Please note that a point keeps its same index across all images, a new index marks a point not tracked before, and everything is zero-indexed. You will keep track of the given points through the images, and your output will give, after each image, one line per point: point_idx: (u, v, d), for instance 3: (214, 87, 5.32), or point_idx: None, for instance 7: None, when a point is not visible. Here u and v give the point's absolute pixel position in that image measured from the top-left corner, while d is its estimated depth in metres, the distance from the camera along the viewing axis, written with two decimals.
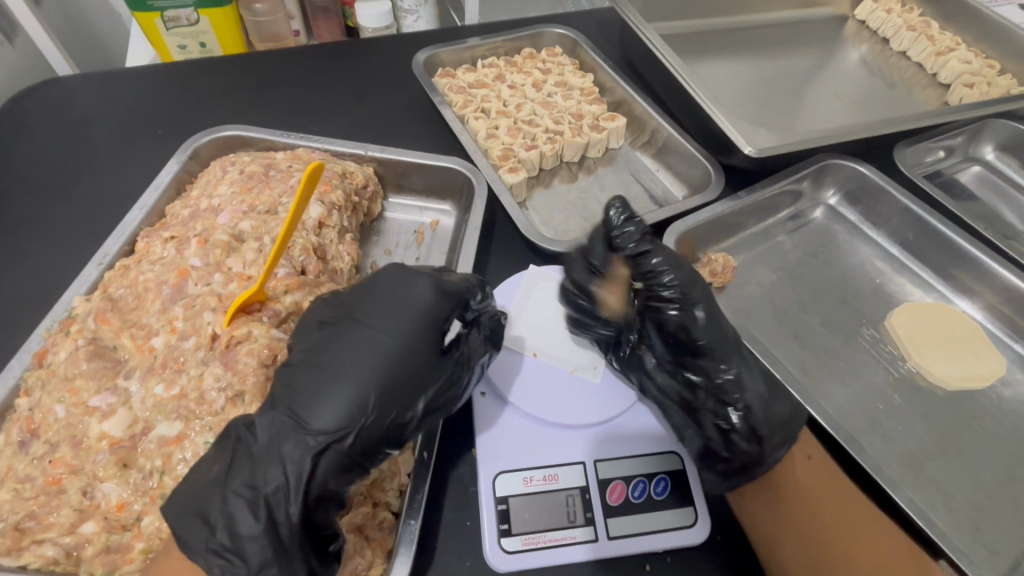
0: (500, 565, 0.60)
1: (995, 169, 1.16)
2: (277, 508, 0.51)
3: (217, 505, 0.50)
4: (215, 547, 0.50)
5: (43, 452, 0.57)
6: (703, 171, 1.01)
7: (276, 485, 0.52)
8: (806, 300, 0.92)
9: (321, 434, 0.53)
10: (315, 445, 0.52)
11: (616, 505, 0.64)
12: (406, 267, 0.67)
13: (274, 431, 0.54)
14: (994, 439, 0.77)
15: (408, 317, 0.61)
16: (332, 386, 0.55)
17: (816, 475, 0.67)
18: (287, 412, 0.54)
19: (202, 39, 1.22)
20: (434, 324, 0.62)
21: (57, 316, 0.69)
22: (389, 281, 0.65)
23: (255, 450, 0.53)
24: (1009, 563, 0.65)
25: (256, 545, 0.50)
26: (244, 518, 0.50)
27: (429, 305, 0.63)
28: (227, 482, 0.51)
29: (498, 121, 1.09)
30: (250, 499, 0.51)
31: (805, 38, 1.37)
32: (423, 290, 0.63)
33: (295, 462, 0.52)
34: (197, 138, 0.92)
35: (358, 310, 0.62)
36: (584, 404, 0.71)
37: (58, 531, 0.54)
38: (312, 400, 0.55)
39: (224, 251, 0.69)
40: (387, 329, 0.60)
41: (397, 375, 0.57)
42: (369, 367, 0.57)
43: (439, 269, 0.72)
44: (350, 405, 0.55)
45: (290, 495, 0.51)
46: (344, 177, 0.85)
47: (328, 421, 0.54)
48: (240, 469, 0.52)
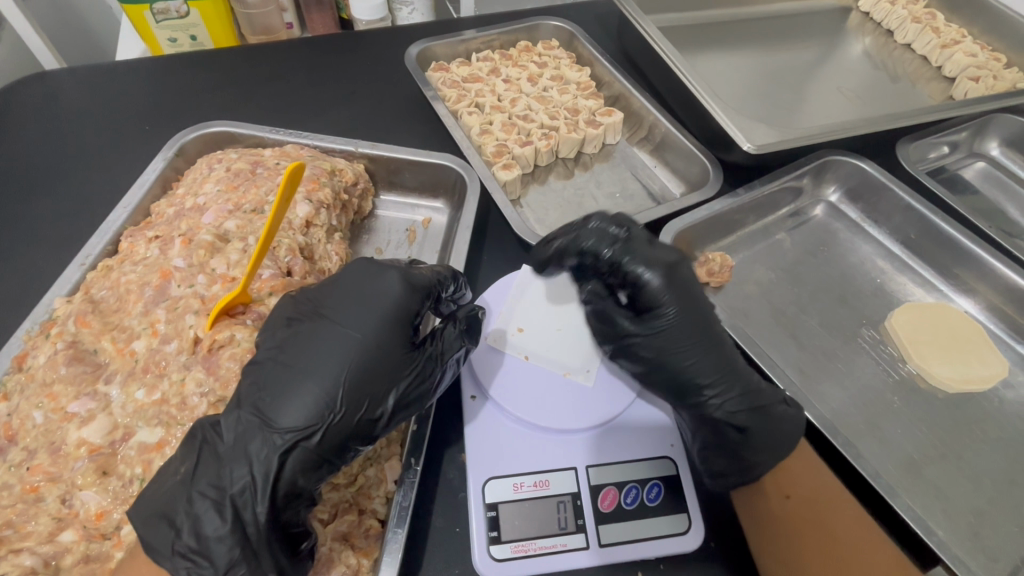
0: (489, 573, 0.59)
1: (1001, 164, 1.14)
2: (244, 508, 0.51)
3: (184, 508, 0.50)
4: (182, 548, 0.49)
5: (21, 459, 0.56)
6: (701, 168, 0.98)
7: (242, 484, 0.51)
8: (805, 300, 0.90)
9: (288, 432, 0.52)
10: (282, 443, 0.51)
11: (608, 512, 0.63)
12: (375, 259, 0.65)
13: (240, 430, 0.52)
14: (995, 442, 0.76)
15: (377, 312, 0.60)
16: (297, 383, 0.54)
17: (804, 471, 0.65)
18: (253, 411, 0.53)
19: (192, 32, 1.20)
20: (401, 317, 0.61)
21: (37, 318, 0.67)
22: (358, 274, 0.63)
23: (221, 449, 0.52)
24: (1009, 569, 0.64)
25: (222, 546, 0.49)
26: (210, 518, 0.50)
27: (397, 297, 0.61)
28: (192, 482, 0.51)
29: (493, 116, 1.07)
30: (216, 499, 0.50)
31: (807, 30, 1.34)
32: (391, 282, 0.62)
33: (262, 462, 0.51)
34: (184, 134, 0.91)
35: (325, 306, 0.60)
36: (575, 407, 0.69)
37: (36, 539, 0.52)
38: (277, 398, 0.53)
39: (208, 252, 0.67)
40: (354, 324, 0.58)
41: (367, 370, 0.56)
42: (336, 363, 0.55)
43: (411, 261, 0.71)
44: (316, 401, 0.53)
45: (257, 494, 0.51)
46: (332, 174, 0.83)
47: (295, 419, 0.52)
48: (205, 469, 0.51)
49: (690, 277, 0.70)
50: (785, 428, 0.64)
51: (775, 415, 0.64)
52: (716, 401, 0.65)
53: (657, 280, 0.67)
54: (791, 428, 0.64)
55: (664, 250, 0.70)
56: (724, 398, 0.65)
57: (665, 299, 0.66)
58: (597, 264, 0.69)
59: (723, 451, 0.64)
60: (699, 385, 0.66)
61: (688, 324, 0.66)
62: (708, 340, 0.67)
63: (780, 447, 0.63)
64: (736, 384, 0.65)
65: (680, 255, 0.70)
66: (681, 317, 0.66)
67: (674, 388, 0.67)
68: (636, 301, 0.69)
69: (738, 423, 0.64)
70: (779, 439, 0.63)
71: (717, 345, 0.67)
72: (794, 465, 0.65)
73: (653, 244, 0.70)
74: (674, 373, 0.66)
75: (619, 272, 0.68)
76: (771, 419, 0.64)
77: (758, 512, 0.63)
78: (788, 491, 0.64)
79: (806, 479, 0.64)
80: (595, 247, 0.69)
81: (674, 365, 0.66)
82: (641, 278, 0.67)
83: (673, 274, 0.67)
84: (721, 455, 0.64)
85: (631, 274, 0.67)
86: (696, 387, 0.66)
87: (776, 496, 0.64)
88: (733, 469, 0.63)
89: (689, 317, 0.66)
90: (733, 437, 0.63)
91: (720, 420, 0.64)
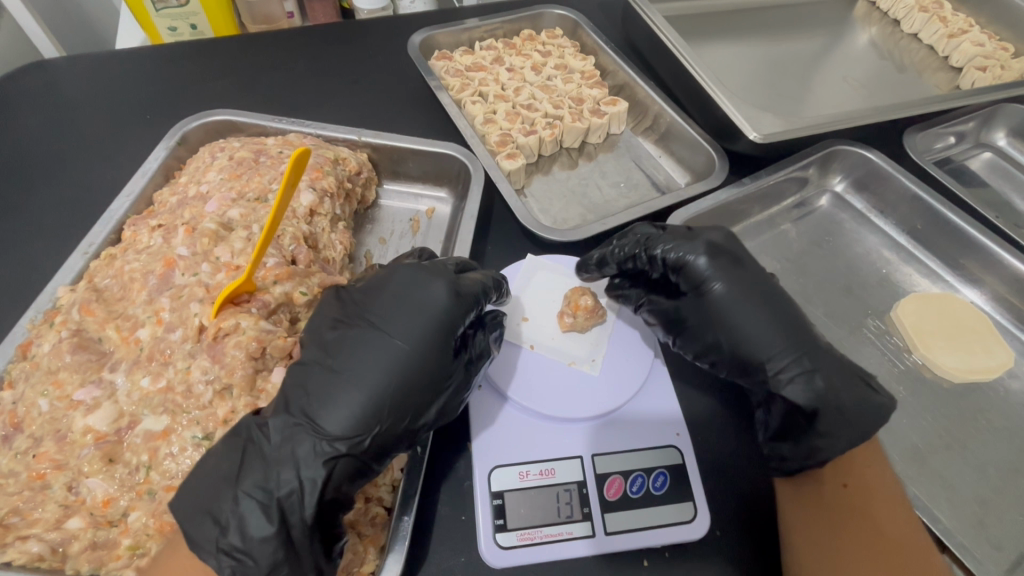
0: (494, 560, 0.59)
1: (1007, 154, 1.13)
2: (290, 511, 0.50)
3: (229, 506, 0.49)
4: (225, 546, 0.48)
5: (27, 446, 0.56)
6: (707, 157, 0.98)
7: (289, 487, 0.50)
8: (810, 291, 0.90)
9: (336, 441, 0.52)
10: (329, 451, 0.52)
11: (614, 500, 0.63)
12: (423, 265, 0.64)
13: (287, 433, 0.52)
14: (1000, 433, 0.76)
15: (424, 321, 0.59)
16: (345, 389, 0.54)
17: (867, 465, 0.64)
18: (301, 415, 0.53)
19: (193, 21, 1.19)
20: (447, 325, 0.60)
21: (41, 306, 0.67)
22: (406, 281, 0.62)
23: (268, 451, 0.52)
24: (1012, 558, 0.64)
25: (267, 547, 0.49)
26: (256, 518, 0.49)
27: (444, 305, 0.60)
28: (238, 482, 0.50)
29: (497, 105, 1.06)
30: (263, 501, 0.50)
31: (814, 19, 1.33)
32: (437, 291, 0.61)
33: (309, 467, 0.51)
34: (186, 122, 0.90)
35: (371, 312, 0.60)
36: (584, 397, 0.69)
37: (43, 526, 0.53)
38: (325, 405, 0.54)
39: (212, 240, 0.67)
40: (401, 333, 0.58)
41: (412, 382, 0.56)
42: (382, 374, 0.55)
43: (459, 262, 0.70)
44: (363, 407, 0.54)
45: (305, 498, 0.50)
46: (336, 163, 0.83)
47: (342, 427, 0.52)
48: (251, 470, 0.51)
49: (738, 251, 0.71)
50: (849, 414, 0.62)
51: (842, 393, 0.63)
52: (785, 373, 0.65)
53: (702, 263, 0.69)
54: (869, 426, 0.62)
55: (704, 232, 0.72)
56: (791, 374, 0.64)
57: (714, 280, 0.68)
58: (639, 260, 0.73)
59: (789, 436, 0.65)
60: (761, 361, 0.66)
61: (741, 301, 0.67)
62: (764, 312, 0.67)
63: (854, 440, 0.61)
64: (803, 355, 0.65)
65: (722, 234, 0.72)
66: (730, 292, 0.68)
67: (741, 369, 0.68)
68: (685, 287, 0.70)
69: (805, 405, 0.63)
70: (851, 425, 0.62)
71: (778, 316, 0.67)
72: (856, 456, 0.64)
73: (691, 230, 0.72)
74: (738, 357, 0.67)
75: (662, 263, 0.71)
76: (836, 391, 0.63)
77: (807, 490, 0.63)
78: (845, 479, 0.63)
79: (870, 472, 0.63)
80: (636, 245, 0.73)
81: (738, 349, 0.67)
82: (684, 260, 0.70)
83: (722, 257, 0.69)
84: (786, 439, 0.65)
85: (673, 261, 0.70)
86: (759, 365, 0.66)
87: (832, 484, 0.63)
88: (798, 454, 0.63)
89: (740, 296, 0.67)
90: (800, 420, 0.64)
91: (788, 400, 0.64)
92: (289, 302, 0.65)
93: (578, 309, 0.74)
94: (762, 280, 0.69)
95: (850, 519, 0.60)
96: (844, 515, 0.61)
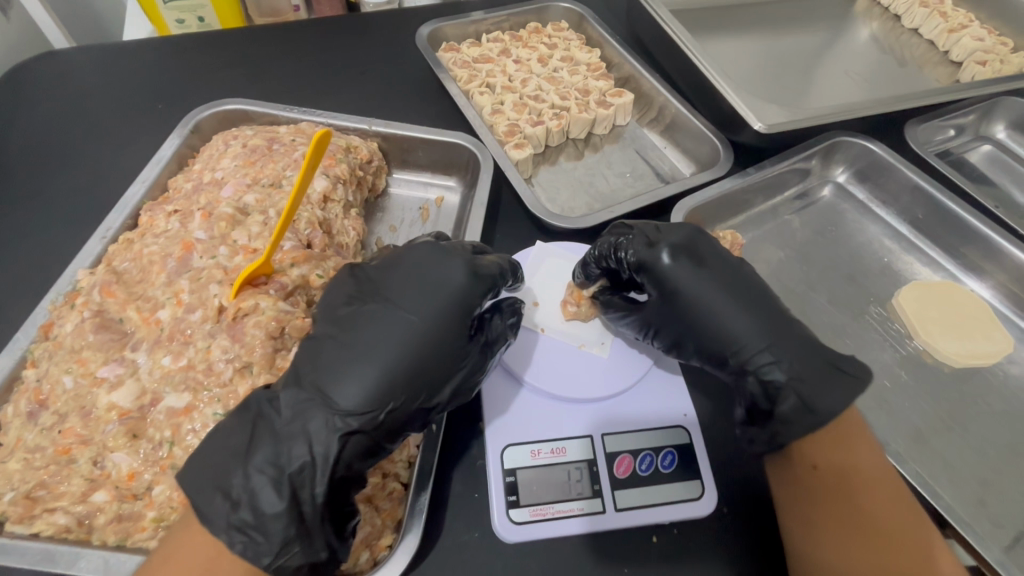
0: (508, 535, 0.61)
1: (1007, 148, 1.15)
2: (302, 488, 0.52)
3: (240, 481, 0.50)
4: (237, 521, 0.49)
5: (52, 422, 0.57)
6: (712, 148, 0.99)
7: (302, 462, 0.52)
8: (813, 278, 0.92)
9: (349, 416, 0.53)
10: (343, 426, 0.53)
11: (624, 478, 0.64)
12: (439, 245, 0.65)
13: (298, 408, 0.53)
14: (1000, 416, 0.77)
15: (439, 301, 0.60)
16: (357, 364, 0.55)
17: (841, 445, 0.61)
18: (313, 390, 0.54)
19: (200, 13, 1.20)
20: (462, 307, 0.61)
21: (62, 288, 0.68)
22: (422, 261, 0.63)
23: (279, 426, 0.53)
24: (1011, 536, 0.66)
25: (279, 523, 0.50)
26: (267, 494, 0.50)
27: (460, 287, 0.62)
28: (247, 457, 0.51)
29: (504, 96, 1.08)
30: (274, 476, 0.51)
31: (816, 14, 1.34)
32: (455, 272, 0.62)
33: (322, 443, 0.52)
34: (199, 111, 0.91)
35: (387, 290, 0.61)
36: (590, 379, 0.71)
37: (69, 499, 0.54)
38: (337, 379, 0.54)
39: (229, 224, 0.68)
40: (415, 311, 0.59)
41: (425, 362, 0.57)
42: (394, 351, 0.56)
43: (474, 247, 0.71)
44: (374, 383, 0.54)
45: (316, 474, 0.52)
46: (348, 151, 0.84)
47: (355, 403, 0.53)
48: (262, 445, 0.52)
49: (703, 246, 0.71)
50: (821, 401, 0.61)
51: (810, 379, 0.62)
52: (753, 364, 0.65)
53: (664, 262, 0.69)
54: (836, 407, 0.61)
55: (670, 230, 0.71)
56: (757, 365, 0.65)
57: (677, 278, 0.68)
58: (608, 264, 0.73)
59: (759, 421, 0.65)
60: (726, 354, 0.67)
61: (706, 294, 0.67)
62: (730, 304, 0.67)
63: (815, 420, 0.60)
64: (769, 345, 0.64)
65: (689, 230, 0.71)
66: (691, 290, 0.68)
67: (713, 361, 0.68)
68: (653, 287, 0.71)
69: (773, 393, 0.64)
70: (816, 408, 0.61)
71: (742, 308, 0.67)
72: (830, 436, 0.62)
73: (656, 229, 0.72)
74: (709, 350, 0.68)
75: (629, 265, 0.71)
76: (802, 378, 0.63)
77: (789, 475, 0.62)
78: (815, 461, 0.61)
79: (844, 455, 0.61)
80: (604, 247, 0.73)
81: (706, 342, 0.67)
82: (645, 262, 0.70)
83: (684, 253, 0.69)
84: (756, 423, 0.66)
85: (635, 263, 0.70)
86: (727, 356, 0.67)
87: (802, 466, 0.61)
88: (764, 438, 0.64)
89: (704, 290, 0.68)
90: (763, 407, 0.64)
91: (759, 387, 0.65)
92: (305, 285, 0.67)
93: (581, 299, 0.76)
94: (728, 273, 0.69)
95: (828, 502, 0.59)
96: (821, 498, 0.59)
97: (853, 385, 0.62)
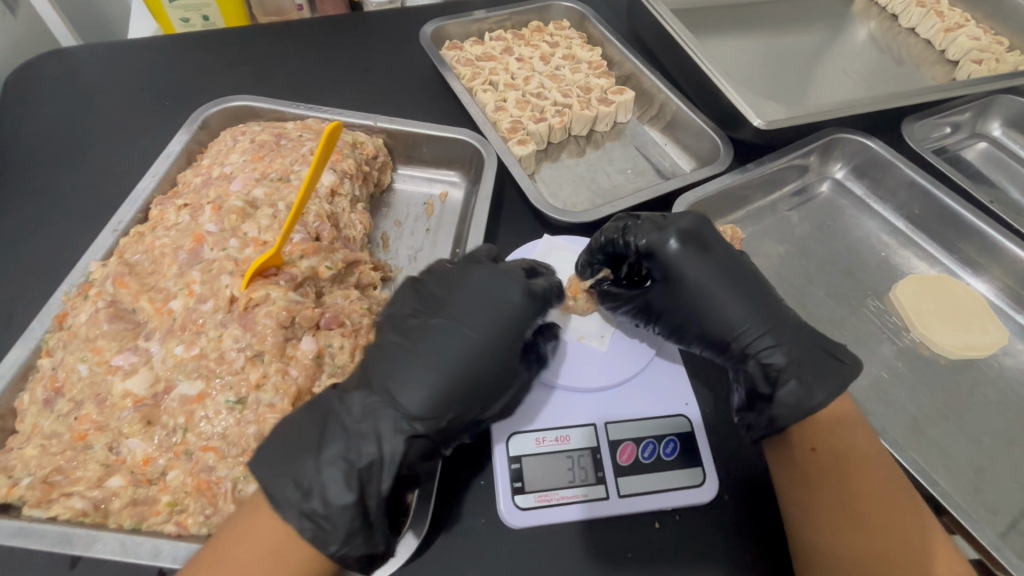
0: (514, 521, 0.62)
1: (1003, 145, 1.16)
2: (368, 483, 0.54)
3: (311, 471, 0.53)
4: (307, 510, 0.51)
5: (68, 409, 0.59)
6: (712, 145, 1.01)
7: (371, 459, 0.54)
8: (812, 273, 0.93)
9: (417, 422, 0.56)
10: (410, 430, 0.56)
11: (627, 465, 0.66)
12: (498, 266, 0.67)
13: (369, 408, 0.56)
14: (996, 406, 0.79)
15: (499, 322, 0.62)
16: (423, 373, 0.58)
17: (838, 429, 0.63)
18: (383, 394, 0.57)
19: (205, 12, 1.21)
20: (520, 327, 0.63)
21: (75, 280, 0.69)
22: (483, 281, 0.65)
23: (349, 424, 0.55)
24: (1006, 522, 0.68)
25: (346, 515, 0.51)
26: (336, 485, 0.52)
27: (520, 307, 0.63)
28: (320, 451, 0.54)
29: (507, 94, 1.09)
30: (345, 470, 0.53)
31: (814, 13, 1.36)
32: (514, 294, 0.64)
33: (390, 442, 0.55)
34: (207, 108, 0.92)
35: (450, 306, 0.63)
36: (596, 369, 0.72)
37: (85, 484, 0.55)
38: (406, 386, 0.57)
39: (239, 217, 0.70)
40: (476, 328, 0.61)
41: (482, 377, 0.59)
42: (454, 364, 0.59)
43: (529, 265, 0.72)
44: (437, 390, 0.57)
45: (383, 470, 0.54)
46: (354, 147, 0.86)
47: (423, 410, 0.56)
48: (333, 440, 0.54)
49: (707, 235, 0.73)
50: (821, 385, 0.63)
51: (810, 364, 0.65)
52: (755, 348, 0.67)
53: (673, 248, 0.71)
54: (834, 391, 0.63)
55: (676, 218, 0.73)
56: (759, 349, 0.67)
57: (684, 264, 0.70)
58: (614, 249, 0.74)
59: (756, 406, 0.67)
60: (728, 338, 0.69)
61: (711, 280, 0.70)
62: (733, 292, 0.70)
63: (815, 403, 0.62)
64: (770, 330, 0.67)
65: (695, 218, 0.73)
66: (697, 276, 0.70)
67: (714, 346, 0.70)
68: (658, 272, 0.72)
69: (774, 377, 0.66)
70: (815, 391, 0.63)
71: (744, 295, 0.69)
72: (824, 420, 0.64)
73: (663, 217, 0.73)
74: (711, 335, 0.70)
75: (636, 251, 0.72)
76: (802, 362, 0.65)
77: (787, 460, 0.64)
78: (813, 443, 0.63)
79: (839, 437, 0.63)
80: (610, 232, 0.74)
81: (709, 327, 0.70)
82: (653, 248, 0.71)
83: (691, 240, 0.71)
84: (752, 410, 0.67)
85: (644, 248, 0.72)
86: (729, 342, 0.69)
87: (799, 448, 0.63)
88: (761, 422, 0.65)
89: (710, 276, 0.70)
90: (762, 391, 0.66)
91: (760, 371, 0.67)
92: (315, 276, 0.68)
93: (579, 292, 0.77)
94: (731, 261, 0.71)
95: (827, 485, 0.61)
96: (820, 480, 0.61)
97: (845, 370, 0.65)
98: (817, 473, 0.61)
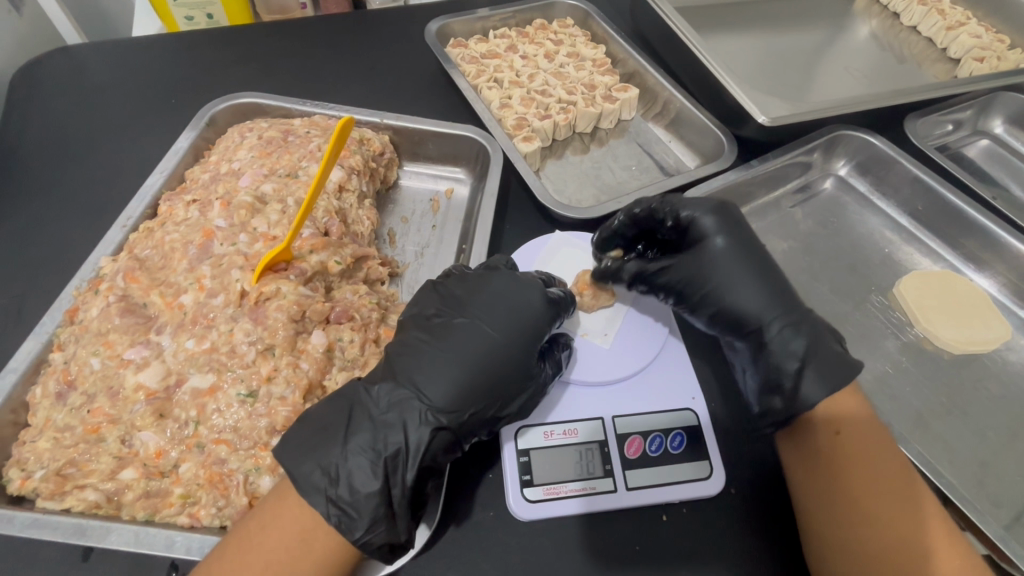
0: (523, 513, 0.63)
1: (1004, 142, 1.17)
2: (393, 473, 0.55)
3: (338, 458, 0.54)
4: (334, 496, 0.52)
5: (81, 402, 0.59)
6: (716, 141, 1.01)
7: (395, 448, 0.55)
8: (816, 269, 0.94)
9: (442, 413, 0.57)
10: (435, 421, 0.56)
11: (635, 458, 0.66)
12: (517, 274, 0.69)
13: (395, 399, 0.57)
14: (999, 400, 0.79)
15: (519, 325, 0.64)
16: (446, 366, 0.59)
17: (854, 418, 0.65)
18: (409, 386, 0.58)
19: (209, 10, 1.21)
20: (539, 331, 0.64)
21: (85, 275, 0.70)
22: (503, 286, 0.67)
23: (376, 414, 0.57)
24: (1010, 515, 0.68)
25: (370, 502, 0.53)
26: (363, 472, 0.53)
27: (538, 312, 0.65)
28: (346, 440, 0.55)
29: (511, 91, 1.09)
30: (372, 458, 0.54)
31: (816, 11, 1.36)
32: (534, 300, 0.65)
33: (415, 432, 0.56)
34: (213, 104, 0.93)
35: (471, 306, 0.65)
36: (605, 365, 0.73)
37: (98, 477, 0.56)
38: (431, 378, 0.58)
39: (249, 212, 0.70)
40: (496, 326, 0.63)
41: (502, 372, 0.60)
42: (476, 358, 0.60)
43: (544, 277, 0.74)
44: (460, 382, 0.59)
45: (407, 460, 0.55)
46: (361, 143, 0.86)
47: (448, 401, 0.58)
48: (359, 429, 0.55)
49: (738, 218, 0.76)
50: (843, 367, 0.65)
51: (831, 347, 0.66)
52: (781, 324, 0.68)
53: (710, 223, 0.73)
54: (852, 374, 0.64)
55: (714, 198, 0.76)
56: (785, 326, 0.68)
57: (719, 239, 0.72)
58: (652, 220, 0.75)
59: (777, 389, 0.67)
60: (754, 315, 0.69)
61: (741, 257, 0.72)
62: (754, 275, 0.71)
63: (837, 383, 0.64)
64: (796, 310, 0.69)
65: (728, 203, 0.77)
66: (730, 252, 0.72)
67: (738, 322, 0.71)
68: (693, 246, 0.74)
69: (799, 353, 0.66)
70: (838, 372, 0.64)
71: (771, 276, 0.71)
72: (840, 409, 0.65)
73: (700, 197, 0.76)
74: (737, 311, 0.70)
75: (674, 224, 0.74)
76: (825, 343, 0.67)
77: (805, 448, 0.64)
78: (837, 427, 0.64)
79: (856, 426, 0.64)
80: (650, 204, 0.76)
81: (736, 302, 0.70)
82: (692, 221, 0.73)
83: (728, 217, 0.73)
84: (772, 397, 0.67)
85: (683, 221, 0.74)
86: (737, 318, 0.71)
87: (822, 433, 0.64)
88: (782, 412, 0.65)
89: (741, 253, 0.72)
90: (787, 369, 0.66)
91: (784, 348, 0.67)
92: (324, 271, 0.68)
93: (586, 288, 0.77)
94: (760, 244, 0.74)
95: (842, 471, 0.61)
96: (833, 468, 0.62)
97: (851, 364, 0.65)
98: (835, 460, 0.62)
